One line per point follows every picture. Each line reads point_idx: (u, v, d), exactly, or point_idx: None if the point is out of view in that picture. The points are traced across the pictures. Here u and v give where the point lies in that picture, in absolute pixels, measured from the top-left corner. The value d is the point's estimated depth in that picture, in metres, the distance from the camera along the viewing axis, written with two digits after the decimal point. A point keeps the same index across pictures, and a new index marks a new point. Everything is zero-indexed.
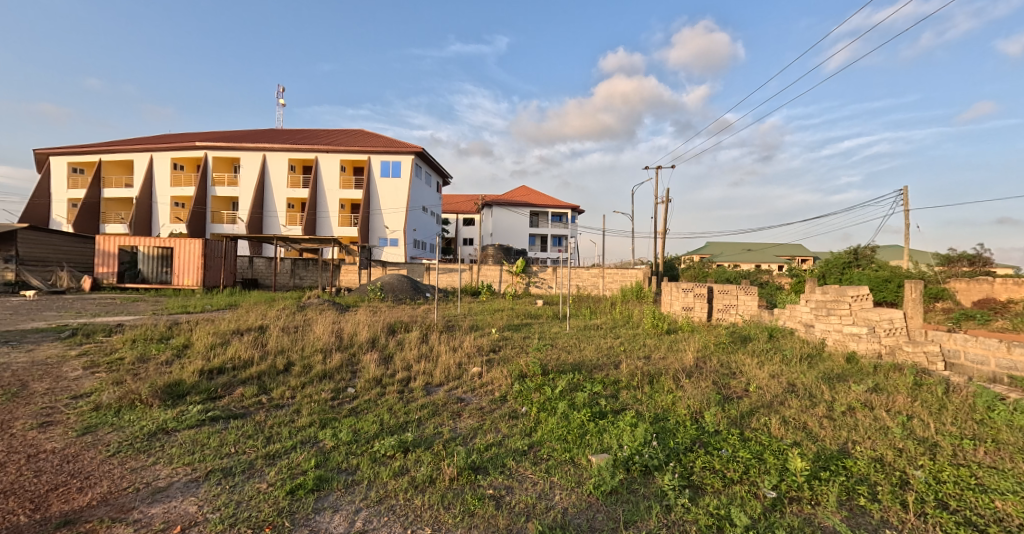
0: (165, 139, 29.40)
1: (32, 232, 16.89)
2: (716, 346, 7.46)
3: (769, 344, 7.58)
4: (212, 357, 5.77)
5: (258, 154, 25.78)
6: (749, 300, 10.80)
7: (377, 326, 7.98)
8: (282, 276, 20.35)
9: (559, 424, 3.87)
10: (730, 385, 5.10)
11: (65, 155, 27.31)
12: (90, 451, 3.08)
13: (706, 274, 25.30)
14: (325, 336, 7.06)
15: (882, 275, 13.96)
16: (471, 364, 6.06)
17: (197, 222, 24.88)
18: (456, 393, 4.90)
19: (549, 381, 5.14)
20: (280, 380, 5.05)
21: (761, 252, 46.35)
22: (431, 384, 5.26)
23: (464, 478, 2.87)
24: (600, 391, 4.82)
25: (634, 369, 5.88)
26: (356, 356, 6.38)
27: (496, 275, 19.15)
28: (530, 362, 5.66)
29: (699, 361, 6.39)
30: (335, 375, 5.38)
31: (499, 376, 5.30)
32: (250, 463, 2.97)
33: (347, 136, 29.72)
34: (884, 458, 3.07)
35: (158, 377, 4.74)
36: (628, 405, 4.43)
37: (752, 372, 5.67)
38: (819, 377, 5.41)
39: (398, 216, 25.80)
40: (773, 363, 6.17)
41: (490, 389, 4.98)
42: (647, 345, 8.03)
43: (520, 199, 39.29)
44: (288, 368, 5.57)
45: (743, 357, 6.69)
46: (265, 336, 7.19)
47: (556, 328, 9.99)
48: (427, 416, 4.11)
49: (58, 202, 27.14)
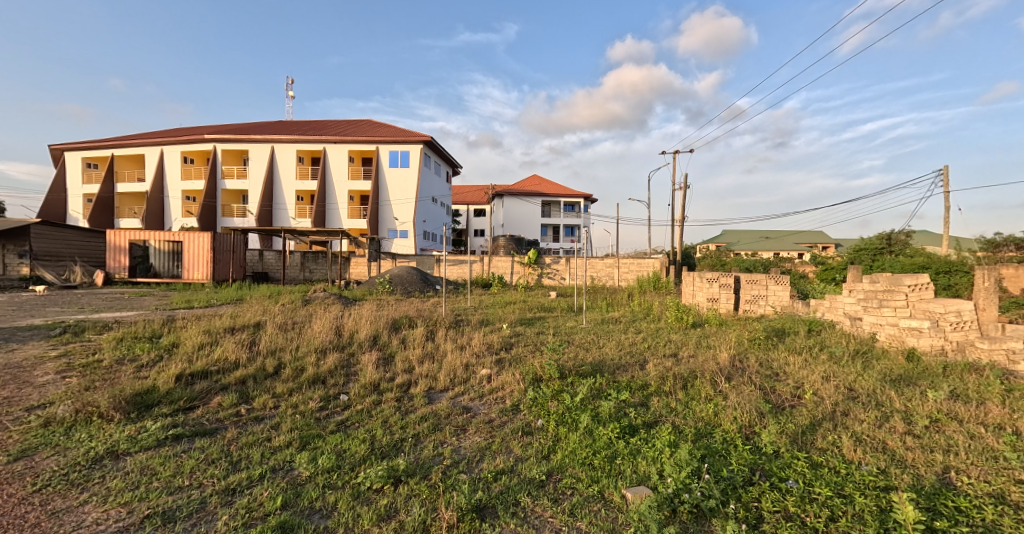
0: (175, 133, 29.12)
1: (45, 227, 16.68)
2: (752, 343, 6.79)
3: (810, 339, 6.91)
4: (197, 360, 5.23)
5: (266, 146, 25.35)
6: (780, 290, 10.05)
7: (380, 322, 7.42)
8: (291, 270, 19.97)
9: (582, 443, 3.27)
10: (779, 390, 4.44)
11: (77, 149, 27.19)
12: (11, 486, 2.52)
13: (724, 262, 24.51)
14: (324, 333, 6.53)
15: (918, 263, 13.09)
16: (480, 365, 5.44)
17: (207, 214, 24.59)
18: (462, 401, 4.31)
19: (568, 387, 4.49)
20: (265, 386, 4.50)
21: (781, 240, 45.04)
22: (434, 390, 4.67)
23: (466, 525, 2.28)
24: (628, 399, 4.19)
25: (663, 370, 5.25)
26: (355, 356, 5.81)
27: (508, 266, 18.50)
28: (546, 363, 5.05)
29: (737, 361, 5.72)
30: (328, 379, 4.82)
31: (511, 381, 4.69)
32: (201, 502, 2.41)
33: (354, 126, 29.14)
34: (1009, 499, 2.41)
35: (128, 384, 4.22)
36: (662, 417, 3.83)
37: (800, 374, 5.01)
38: (880, 381, 4.72)
39: (408, 207, 25.29)
40: (821, 363, 5.49)
41: (500, 397, 4.37)
42: (673, 340, 7.39)
43: (532, 189, 38.54)
44: (278, 370, 5.04)
45: (785, 356, 5.99)
46: (260, 335, 6.64)
47: (571, 322, 9.37)
48: (426, 431, 3.54)
49: (73, 197, 27.07)
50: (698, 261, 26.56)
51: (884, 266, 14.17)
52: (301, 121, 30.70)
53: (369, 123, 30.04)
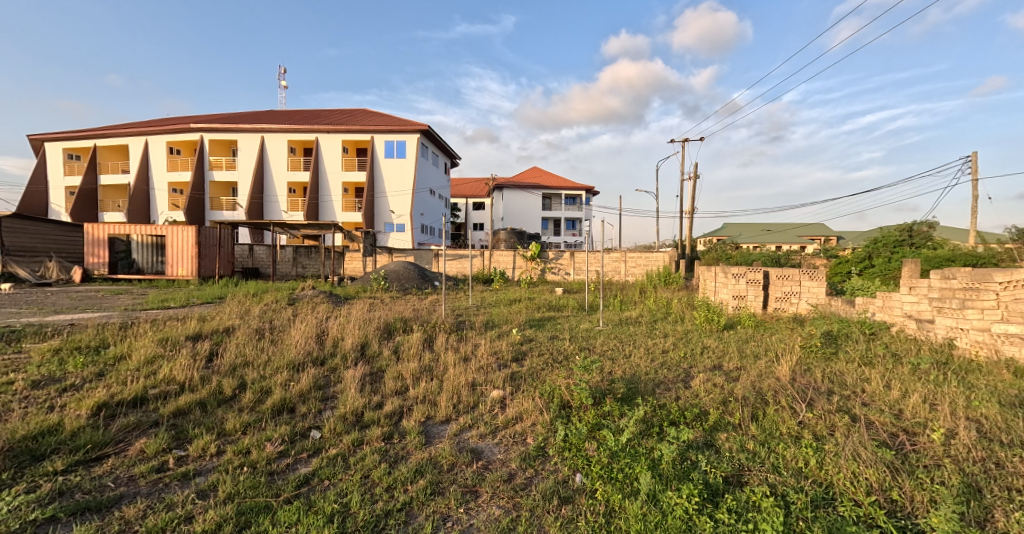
0: (161, 123, 27.76)
1: (18, 221, 15.27)
2: (807, 352, 5.76)
3: (871, 348, 5.95)
4: (135, 377, 4.07)
5: (256, 136, 24.13)
6: (815, 287, 9.00)
7: (371, 327, 6.36)
8: (283, 265, 18.84)
9: (649, 521, 2.32)
10: (883, 424, 3.43)
11: (57, 140, 25.80)
12: None
13: (731, 254, 23.55)
14: (303, 341, 5.47)
15: (943, 254, 12.18)
16: (490, 384, 4.39)
17: (194, 207, 23.40)
18: (468, 441, 3.30)
19: (606, 420, 3.44)
20: (213, 419, 3.37)
21: (783, 232, 44.21)
22: (433, 422, 3.64)
23: None
24: (690, 439, 3.18)
25: (718, 391, 4.24)
26: (337, 371, 4.76)
27: (510, 261, 17.45)
28: (573, 384, 4.02)
29: (801, 377, 4.73)
30: (298, 408, 3.73)
31: (533, 410, 3.67)
32: None
33: (348, 116, 27.88)
34: None
35: (22, 419, 3.09)
36: (746, 469, 2.83)
37: (892, 398, 4.03)
38: (1004, 407, 3.76)
39: (405, 199, 24.20)
40: (908, 381, 4.53)
41: (519, 435, 3.35)
42: (712, 347, 6.39)
43: (531, 181, 37.49)
44: (239, 394, 3.92)
45: (858, 370, 4.98)
46: (228, 342, 5.54)
47: (587, 324, 8.36)
48: (421, 498, 2.52)
49: (55, 190, 25.69)
50: (703, 255, 25.57)
51: (907, 257, 13.25)
52: (292, 111, 29.42)
53: (364, 113, 28.84)
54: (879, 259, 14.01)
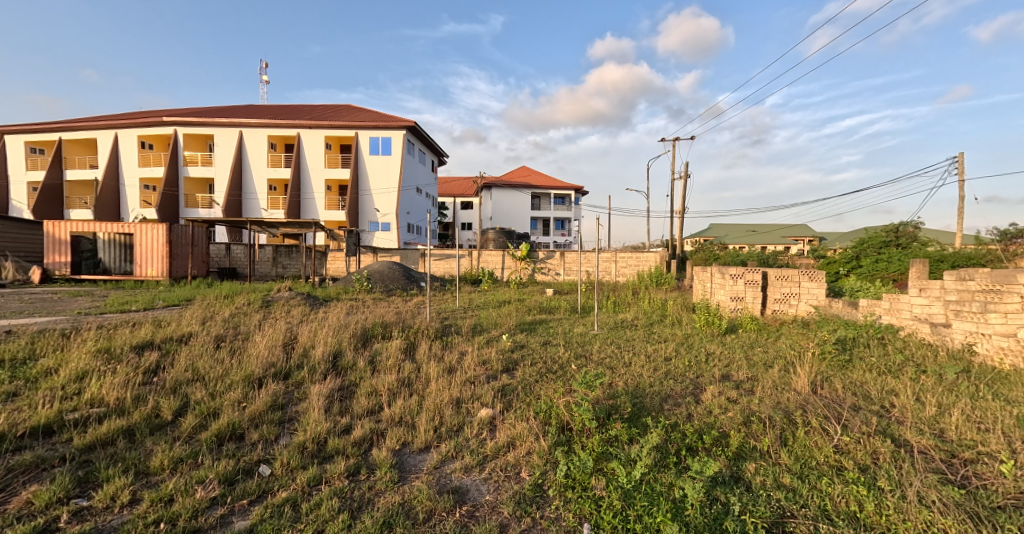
0: (133, 116, 26.60)
1: None
2: (822, 360, 5.28)
3: (888, 355, 5.55)
4: (55, 398, 3.42)
5: (234, 130, 23.21)
6: (815, 288, 8.63)
7: (347, 333, 5.74)
8: (261, 265, 18.02)
9: None
10: (934, 452, 2.96)
11: (21, 132, 24.52)
12: None
13: (720, 254, 23.32)
14: (268, 349, 4.85)
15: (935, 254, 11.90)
16: (478, 402, 3.82)
17: (168, 204, 22.40)
18: (450, 476, 2.75)
19: (614, 449, 2.90)
20: (137, 452, 2.76)
21: (768, 232, 44.43)
22: (410, 450, 3.08)
23: None
24: (718, 474, 2.66)
25: (736, 407, 3.73)
26: (302, 387, 4.15)
27: (498, 261, 16.89)
28: (572, 402, 3.47)
29: (821, 390, 4.27)
30: (248, 435, 3.14)
31: (527, 435, 3.12)
32: None
33: (331, 112, 27.04)
34: None
35: None
36: (788, 515, 2.33)
37: (929, 415, 3.57)
38: None
39: (390, 197, 23.49)
40: (940, 394, 4.09)
41: (511, 468, 2.81)
42: (717, 354, 5.92)
43: (520, 181, 37.02)
44: (179, 419, 3.30)
45: (881, 381, 4.53)
46: (180, 351, 4.89)
47: (580, 327, 7.84)
48: None
49: (17, 185, 24.41)
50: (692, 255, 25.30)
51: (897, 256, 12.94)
52: (273, 105, 28.46)
53: (348, 108, 28.03)
54: (868, 258, 13.75)
